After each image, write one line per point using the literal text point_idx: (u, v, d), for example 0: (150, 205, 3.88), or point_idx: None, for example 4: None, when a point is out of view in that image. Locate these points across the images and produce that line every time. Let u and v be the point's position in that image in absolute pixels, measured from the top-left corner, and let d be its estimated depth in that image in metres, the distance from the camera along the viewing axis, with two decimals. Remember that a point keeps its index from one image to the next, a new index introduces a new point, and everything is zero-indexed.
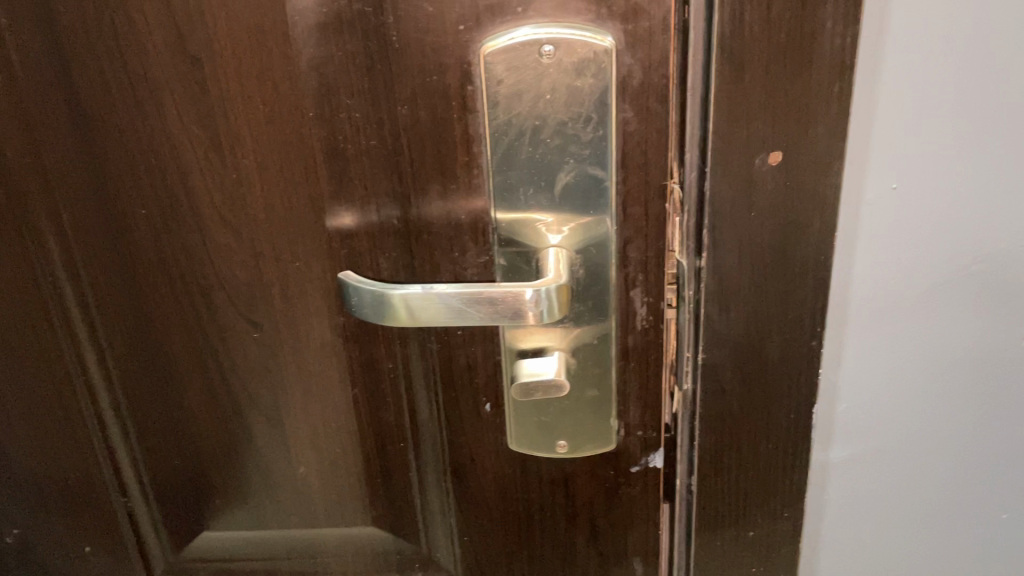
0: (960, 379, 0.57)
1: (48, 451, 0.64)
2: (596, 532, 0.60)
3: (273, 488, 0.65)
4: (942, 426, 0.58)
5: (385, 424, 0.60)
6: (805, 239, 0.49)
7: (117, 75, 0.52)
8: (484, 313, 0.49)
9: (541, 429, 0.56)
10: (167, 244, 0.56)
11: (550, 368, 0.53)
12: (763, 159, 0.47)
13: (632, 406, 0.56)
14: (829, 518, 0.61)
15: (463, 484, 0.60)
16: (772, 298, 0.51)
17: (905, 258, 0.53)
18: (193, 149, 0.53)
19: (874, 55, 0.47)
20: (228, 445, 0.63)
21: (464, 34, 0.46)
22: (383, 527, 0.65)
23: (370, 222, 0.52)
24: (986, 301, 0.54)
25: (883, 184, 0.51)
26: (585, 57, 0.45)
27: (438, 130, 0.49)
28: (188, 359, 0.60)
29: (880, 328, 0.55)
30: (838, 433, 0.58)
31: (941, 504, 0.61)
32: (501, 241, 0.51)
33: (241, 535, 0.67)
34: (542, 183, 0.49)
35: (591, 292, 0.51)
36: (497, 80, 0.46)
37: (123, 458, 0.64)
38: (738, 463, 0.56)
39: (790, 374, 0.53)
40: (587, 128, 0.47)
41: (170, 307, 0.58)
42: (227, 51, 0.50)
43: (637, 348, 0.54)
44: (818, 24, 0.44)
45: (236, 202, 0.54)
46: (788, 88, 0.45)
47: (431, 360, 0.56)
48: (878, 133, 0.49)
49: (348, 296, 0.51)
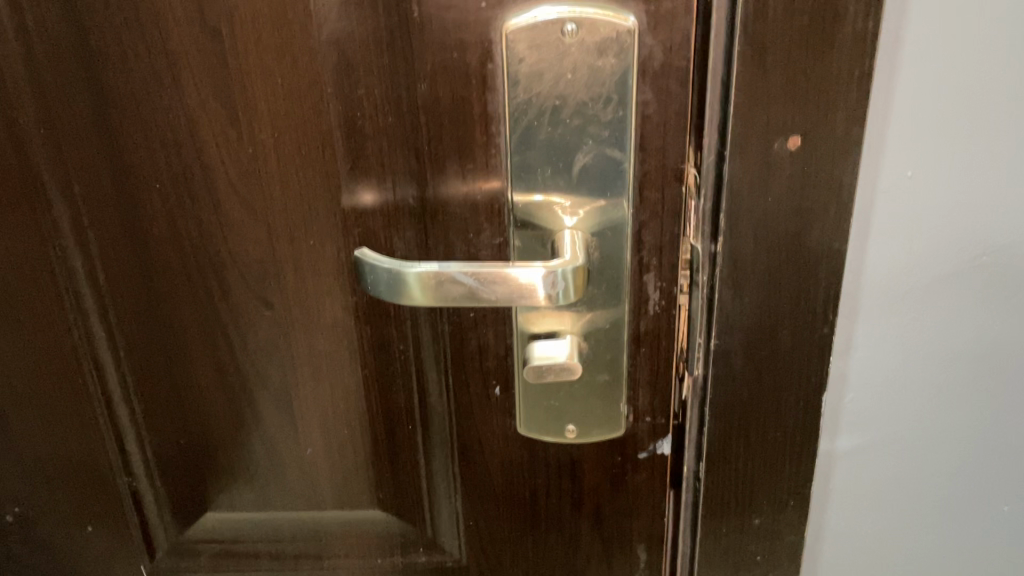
0: (967, 372, 0.57)
1: (53, 429, 0.64)
2: (601, 517, 0.60)
3: (279, 470, 0.64)
4: (949, 418, 0.59)
5: (394, 405, 0.60)
6: (821, 224, 0.49)
7: (134, 46, 0.51)
8: (499, 292, 0.49)
9: (550, 413, 0.56)
10: (180, 220, 0.56)
11: (562, 351, 0.52)
12: (782, 143, 0.47)
13: (642, 391, 0.56)
14: (834, 507, 0.62)
15: (470, 467, 0.60)
16: (786, 286, 0.50)
17: (918, 248, 0.53)
18: (209, 123, 0.53)
19: (893, 44, 0.47)
20: (235, 425, 0.63)
21: (487, 12, 0.46)
22: (388, 511, 0.65)
23: (386, 201, 0.53)
24: (996, 294, 0.55)
25: (898, 173, 0.51)
26: (608, 37, 0.45)
27: (457, 109, 0.49)
28: (197, 337, 0.60)
29: (890, 318, 0.55)
30: (844, 422, 0.58)
31: (946, 496, 0.62)
32: (517, 222, 0.51)
33: (244, 517, 0.67)
34: (560, 164, 0.49)
35: (605, 275, 0.51)
36: (518, 58, 0.46)
37: (128, 437, 0.64)
38: (747, 450, 0.56)
39: (801, 362, 0.53)
40: (607, 109, 0.47)
41: (181, 284, 0.58)
42: (246, 25, 0.50)
43: (648, 333, 0.54)
44: (842, 9, 0.44)
45: (252, 178, 0.54)
46: (809, 73, 0.45)
47: (442, 342, 0.56)
48: (895, 121, 0.49)
49: (362, 274, 0.51)
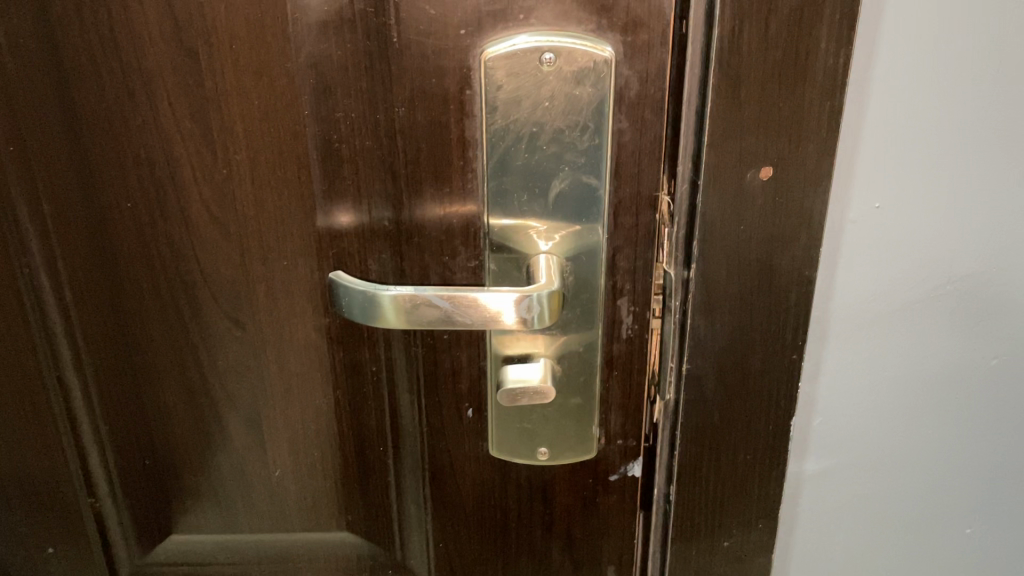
0: (931, 397, 0.59)
1: (14, 449, 0.62)
2: (571, 541, 0.60)
3: (247, 491, 0.64)
4: (913, 441, 0.60)
5: (365, 427, 0.60)
6: (791, 253, 0.49)
7: (108, 65, 0.51)
8: (475, 316, 0.49)
9: (522, 436, 0.56)
10: (151, 238, 0.56)
11: (535, 373, 0.53)
12: (754, 173, 0.47)
13: (613, 414, 0.56)
14: (801, 529, 0.63)
15: (441, 490, 0.60)
16: (756, 314, 0.51)
17: (884, 276, 0.54)
18: (184, 143, 0.53)
19: (862, 78, 0.49)
20: (202, 445, 0.63)
21: (466, 38, 0.46)
22: (357, 533, 0.65)
23: (362, 223, 0.53)
24: (958, 321, 0.56)
25: (867, 203, 0.52)
26: (585, 66, 0.46)
27: (435, 133, 0.49)
28: (166, 356, 0.59)
29: (856, 344, 0.56)
30: (812, 445, 0.59)
31: (909, 518, 0.63)
32: (493, 246, 0.51)
33: (210, 538, 0.66)
34: (537, 190, 0.49)
35: (579, 299, 0.52)
36: (496, 85, 0.47)
37: (92, 457, 0.62)
38: (716, 474, 0.56)
39: (771, 387, 0.53)
40: (583, 137, 0.47)
41: (151, 302, 0.58)
42: (224, 46, 0.50)
43: (620, 357, 0.54)
44: (814, 44, 0.44)
45: (225, 198, 0.54)
46: (781, 106, 0.45)
47: (415, 364, 0.56)
48: (863, 153, 0.51)
49: (338, 296, 0.52)
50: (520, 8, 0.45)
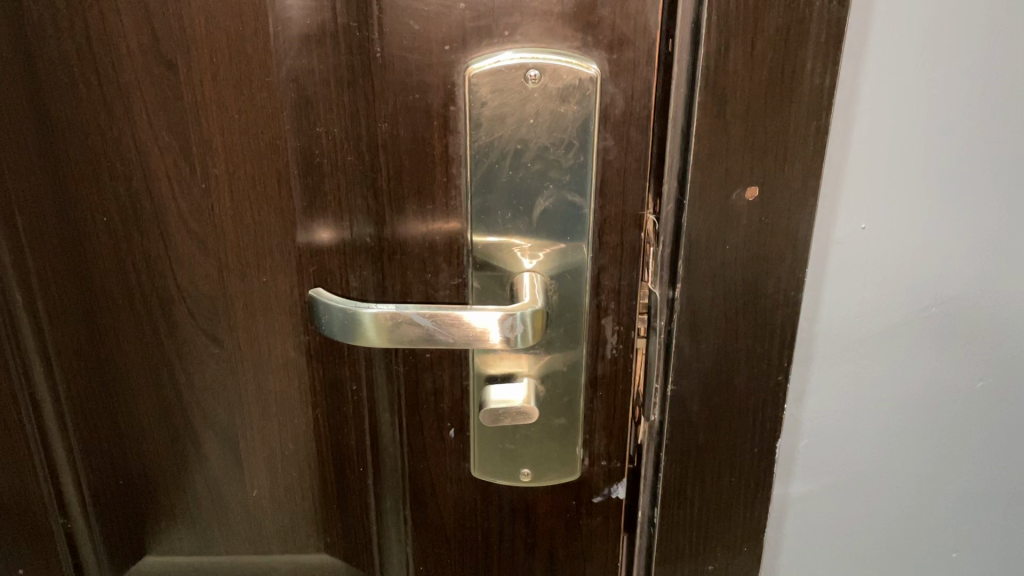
0: (917, 418, 0.58)
1: None
2: (554, 563, 0.59)
3: (222, 510, 0.63)
4: (900, 463, 0.59)
5: (345, 447, 0.59)
6: (777, 274, 0.49)
7: (85, 75, 0.51)
8: (457, 335, 0.48)
9: (505, 456, 0.55)
10: (127, 252, 0.55)
11: (518, 395, 0.52)
12: (740, 193, 0.46)
13: (597, 435, 0.55)
14: (787, 551, 0.62)
15: (421, 511, 0.59)
16: (742, 334, 0.50)
17: (870, 297, 0.54)
18: (161, 155, 0.52)
19: (850, 97, 0.48)
20: (177, 464, 0.62)
21: (450, 54, 0.46)
22: (335, 554, 0.64)
23: (343, 239, 0.52)
24: (943, 342, 0.56)
25: (853, 224, 0.51)
26: (570, 83, 0.45)
27: (418, 149, 0.48)
28: (141, 369, 0.59)
29: (842, 365, 0.55)
30: (798, 467, 0.59)
31: (895, 540, 0.62)
32: (477, 263, 0.50)
33: (185, 558, 0.65)
34: (521, 208, 0.48)
35: (563, 318, 0.51)
36: (481, 102, 0.46)
37: (65, 479, 0.60)
38: (701, 497, 0.55)
39: (756, 408, 0.53)
40: (568, 155, 0.47)
41: (126, 317, 0.57)
42: (204, 59, 0.50)
43: (605, 376, 0.54)
44: (800, 63, 0.44)
45: (203, 213, 0.54)
46: (766, 127, 0.45)
47: (396, 382, 0.55)
48: (850, 172, 0.50)
49: (317, 314, 0.50)
50: (505, 24, 0.45)
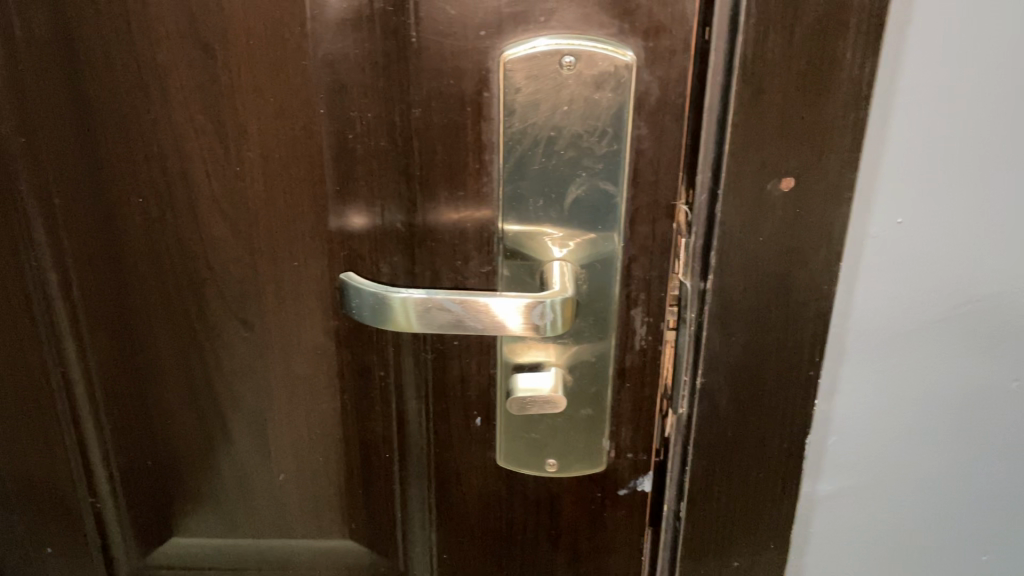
0: (949, 417, 0.57)
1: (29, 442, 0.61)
2: (578, 554, 0.59)
3: (248, 494, 0.63)
4: (931, 461, 0.59)
5: (371, 434, 0.59)
6: (810, 267, 0.48)
7: (123, 55, 0.51)
8: (486, 321, 0.48)
9: (531, 445, 0.55)
10: (159, 233, 0.56)
11: (546, 383, 0.52)
12: (775, 183, 0.46)
13: (624, 427, 0.55)
14: (814, 550, 0.61)
15: (446, 499, 0.59)
16: (774, 328, 0.50)
17: (904, 292, 0.53)
18: (195, 137, 0.53)
19: (889, 88, 0.48)
20: (204, 446, 0.62)
21: (485, 40, 0.46)
22: (360, 541, 0.64)
23: (375, 225, 0.52)
24: (978, 340, 0.55)
25: (888, 218, 0.51)
26: (605, 70, 0.45)
27: (451, 135, 0.48)
28: (172, 352, 0.59)
29: (873, 361, 0.55)
30: (827, 465, 0.58)
31: (926, 540, 0.61)
32: (507, 251, 0.51)
33: (211, 541, 0.66)
34: (552, 196, 0.48)
35: (592, 308, 0.51)
36: (515, 88, 0.46)
37: (92, 454, 0.62)
38: (728, 492, 0.54)
39: (787, 403, 0.52)
40: (601, 142, 0.47)
41: (157, 299, 0.57)
42: (239, 40, 0.50)
43: (633, 367, 0.53)
44: (840, 53, 0.43)
45: (235, 196, 0.54)
46: (803, 117, 0.44)
47: (424, 370, 0.55)
48: (887, 166, 0.49)
49: (348, 297, 0.51)
50: (541, 10, 0.45)
